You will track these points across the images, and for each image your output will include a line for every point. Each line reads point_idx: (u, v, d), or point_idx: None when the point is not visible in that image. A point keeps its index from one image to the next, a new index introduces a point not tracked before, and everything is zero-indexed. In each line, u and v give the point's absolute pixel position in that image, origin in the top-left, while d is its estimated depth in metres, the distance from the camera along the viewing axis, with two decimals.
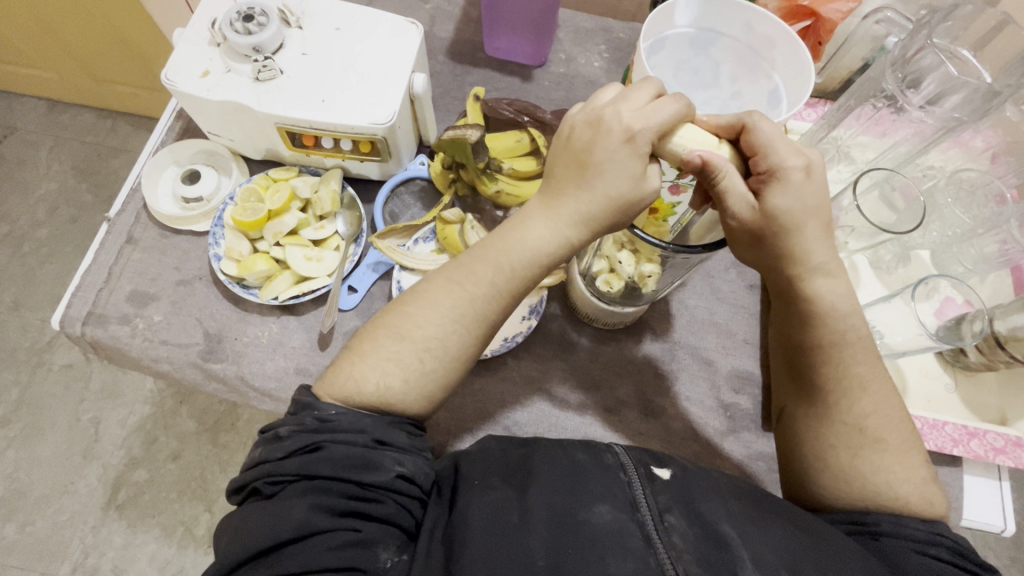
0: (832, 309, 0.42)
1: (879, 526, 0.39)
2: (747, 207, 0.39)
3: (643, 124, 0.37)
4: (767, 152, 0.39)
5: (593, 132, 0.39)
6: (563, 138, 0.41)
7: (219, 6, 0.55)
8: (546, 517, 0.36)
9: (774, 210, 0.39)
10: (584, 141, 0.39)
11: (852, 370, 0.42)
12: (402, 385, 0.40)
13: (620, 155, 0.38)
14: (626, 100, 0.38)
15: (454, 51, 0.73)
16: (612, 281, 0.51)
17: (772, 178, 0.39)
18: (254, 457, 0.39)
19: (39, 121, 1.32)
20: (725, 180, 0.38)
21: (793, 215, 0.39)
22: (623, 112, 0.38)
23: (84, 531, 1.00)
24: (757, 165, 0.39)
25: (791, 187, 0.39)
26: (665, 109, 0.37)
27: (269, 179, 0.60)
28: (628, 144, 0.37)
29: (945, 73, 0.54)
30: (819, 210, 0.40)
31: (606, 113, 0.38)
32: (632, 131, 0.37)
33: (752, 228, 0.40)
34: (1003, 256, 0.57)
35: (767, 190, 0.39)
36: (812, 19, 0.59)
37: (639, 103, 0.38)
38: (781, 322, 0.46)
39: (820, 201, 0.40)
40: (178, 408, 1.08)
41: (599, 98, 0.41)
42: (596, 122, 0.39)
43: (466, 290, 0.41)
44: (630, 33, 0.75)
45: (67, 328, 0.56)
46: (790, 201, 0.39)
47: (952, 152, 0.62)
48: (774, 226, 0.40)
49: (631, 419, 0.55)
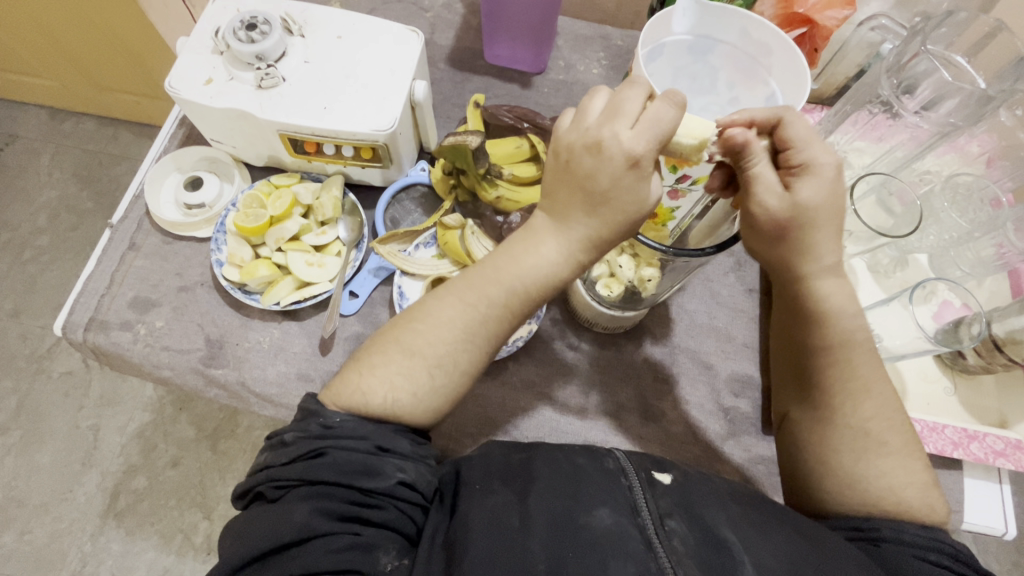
0: (842, 310, 0.43)
1: (880, 532, 0.39)
2: (777, 198, 0.39)
3: (645, 146, 0.36)
4: (800, 147, 0.39)
5: (592, 155, 0.37)
6: (560, 155, 0.39)
7: (223, 15, 0.56)
8: (547, 521, 0.36)
9: (806, 201, 0.39)
10: (584, 166, 0.38)
11: (856, 373, 0.43)
12: (411, 399, 0.41)
13: (626, 182, 0.37)
14: (621, 115, 0.37)
15: (455, 59, 0.74)
16: (612, 285, 0.51)
17: (804, 171, 0.39)
18: (259, 462, 0.39)
19: (41, 129, 1.33)
20: (758, 163, 0.39)
21: (818, 213, 0.39)
22: (622, 134, 0.36)
23: (83, 539, 1.00)
24: (789, 158, 0.39)
25: (824, 181, 0.38)
26: (664, 121, 0.36)
27: (271, 186, 0.61)
28: (632, 170, 0.37)
29: (939, 80, 0.54)
30: (841, 210, 0.40)
31: (604, 135, 0.37)
32: (634, 156, 0.36)
33: (780, 224, 0.40)
34: (1000, 259, 0.58)
35: (796, 183, 0.39)
36: (807, 27, 0.60)
37: (633, 116, 0.37)
38: (784, 328, 0.46)
39: (841, 201, 0.40)
40: (178, 414, 1.08)
41: (589, 111, 0.39)
42: (595, 143, 0.37)
43: (478, 310, 0.42)
44: (629, 40, 0.76)
45: (69, 334, 0.56)
46: (820, 195, 0.39)
47: (947, 157, 0.63)
48: (801, 221, 0.39)
49: (631, 424, 0.55)
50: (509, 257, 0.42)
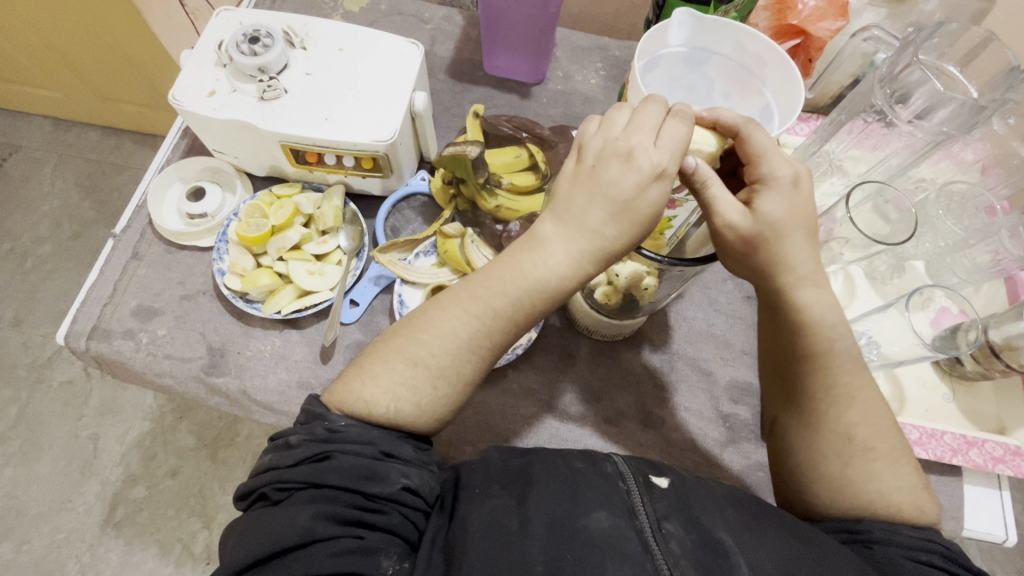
0: (826, 317, 0.43)
1: (872, 534, 0.39)
2: (737, 218, 0.40)
3: (670, 159, 0.38)
4: (759, 160, 0.40)
5: (623, 163, 0.39)
6: (586, 162, 0.41)
7: (227, 28, 0.57)
8: (545, 524, 0.37)
9: (768, 216, 0.40)
10: (611, 172, 0.39)
11: (842, 378, 0.43)
12: (414, 409, 0.41)
13: (651, 194, 0.39)
14: (643, 129, 0.39)
15: (454, 70, 0.75)
16: (610, 294, 0.51)
17: (763, 186, 0.41)
18: (264, 463, 0.39)
19: (45, 139, 1.34)
20: (713, 189, 0.40)
21: (782, 227, 0.40)
22: (650, 147, 0.39)
23: (81, 550, 1.00)
24: (749, 173, 0.41)
25: (781, 193, 0.40)
26: (679, 131, 0.39)
27: (273, 196, 0.61)
28: (658, 182, 0.39)
29: (932, 90, 0.54)
30: (808, 220, 0.41)
31: (634, 146, 0.39)
32: (661, 169, 0.38)
33: (744, 241, 0.41)
34: (997, 265, 0.58)
35: (755, 198, 0.41)
36: (801, 38, 0.62)
37: (651, 127, 0.39)
38: (769, 336, 0.46)
39: (808, 212, 0.41)
40: (178, 423, 1.08)
41: (609, 121, 0.41)
42: (624, 152, 0.39)
43: (480, 320, 0.42)
44: (627, 50, 0.77)
45: (72, 343, 0.56)
46: (780, 209, 0.40)
47: (942, 165, 0.64)
48: (764, 236, 0.40)
49: (631, 431, 0.55)
50: (515, 268, 0.42)
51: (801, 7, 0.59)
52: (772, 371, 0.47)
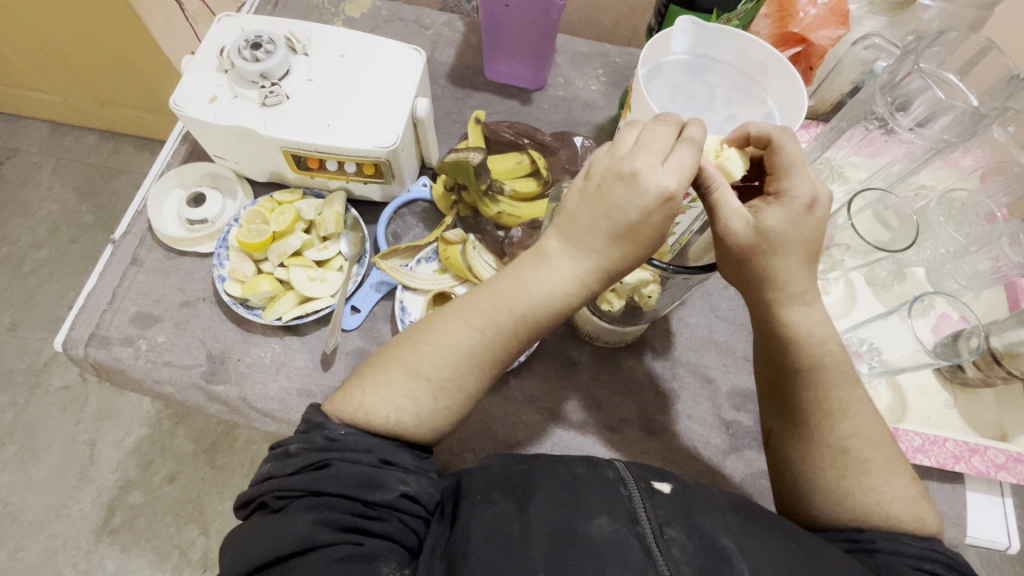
0: (816, 333, 0.43)
1: (874, 543, 0.39)
2: (740, 226, 0.39)
3: (677, 183, 0.37)
4: (783, 174, 0.40)
5: (626, 185, 0.37)
6: (591, 185, 0.39)
7: (228, 35, 0.57)
8: (545, 531, 0.36)
9: (770, 229, 0.39)
10: (614, 194, 0.38)
11: (834, 394, 0.43)
12: (413, 420, 0.41)
13: (655, 218, 0.38)
14: (653, 150, 0.37)
15: (455, 76, 0.75)
16: (613, 299, 0.50)
17: (777, 200, 0.40)
18: (263, 472, 0.39)
19: (42, 143, 1.33)
20: (721, 194, 0.39)
21: (784, 242, 0.40)
22: (655, 168, 0.37)
23: (76, 557, 0.99)
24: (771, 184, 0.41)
25: (792, 213, 0.39)
26: (685, 160, 0.37)
27: (274, 202, 0.61)
28: (664, 206, 0.37)
29: (933, 98, 0.55)
30: (811, 242, 0.41)
31: (639, 167, 0.37)
32: (669, 192, 0.37)
33: (741, 249, 0.40)
34: (997, 273, 0.58)
35: (762, 209, 0.40)
36: (802, 46, 0.61)
37: (658, 145, 0.37)
38: (760, 345, 0.46)
39: (815, 233, 0.40)
40: (175, 429, 1.07)
41: (625, 139, 0.40)
42: (627, 173, 0.37)
43: (486, 337, 0.42)
44: (627, 57, 0.77)
45: (70, 350, 0.56)
46: (785, 225, 0.39)
47: (941, 172, 0.65)
48: (761, 249, 0.40)
49: (633, 438, 0.55)
50: (524, 288, 0.41)
51: (802, 15, 0.59)
52: (767, 382, 0.47)
